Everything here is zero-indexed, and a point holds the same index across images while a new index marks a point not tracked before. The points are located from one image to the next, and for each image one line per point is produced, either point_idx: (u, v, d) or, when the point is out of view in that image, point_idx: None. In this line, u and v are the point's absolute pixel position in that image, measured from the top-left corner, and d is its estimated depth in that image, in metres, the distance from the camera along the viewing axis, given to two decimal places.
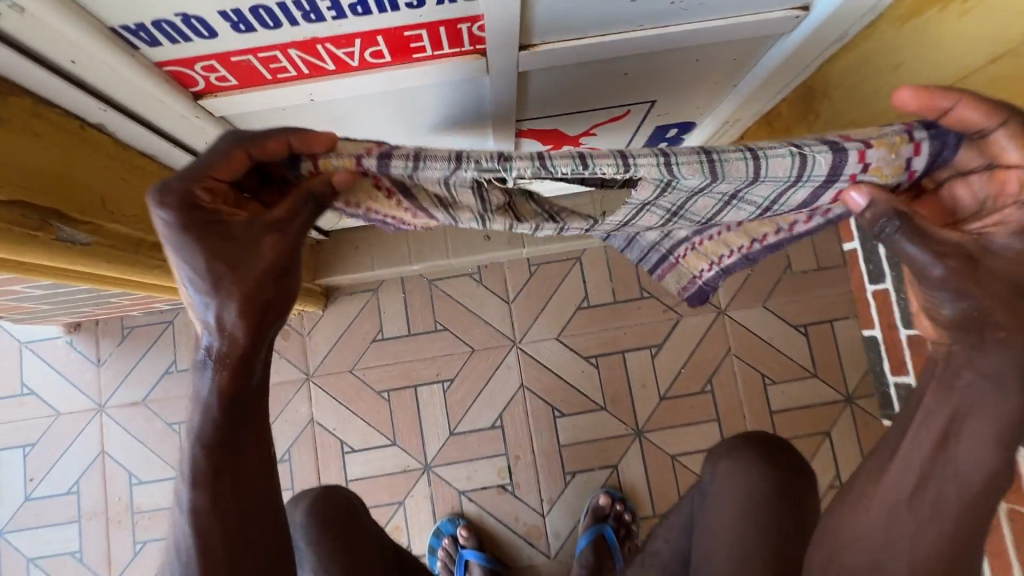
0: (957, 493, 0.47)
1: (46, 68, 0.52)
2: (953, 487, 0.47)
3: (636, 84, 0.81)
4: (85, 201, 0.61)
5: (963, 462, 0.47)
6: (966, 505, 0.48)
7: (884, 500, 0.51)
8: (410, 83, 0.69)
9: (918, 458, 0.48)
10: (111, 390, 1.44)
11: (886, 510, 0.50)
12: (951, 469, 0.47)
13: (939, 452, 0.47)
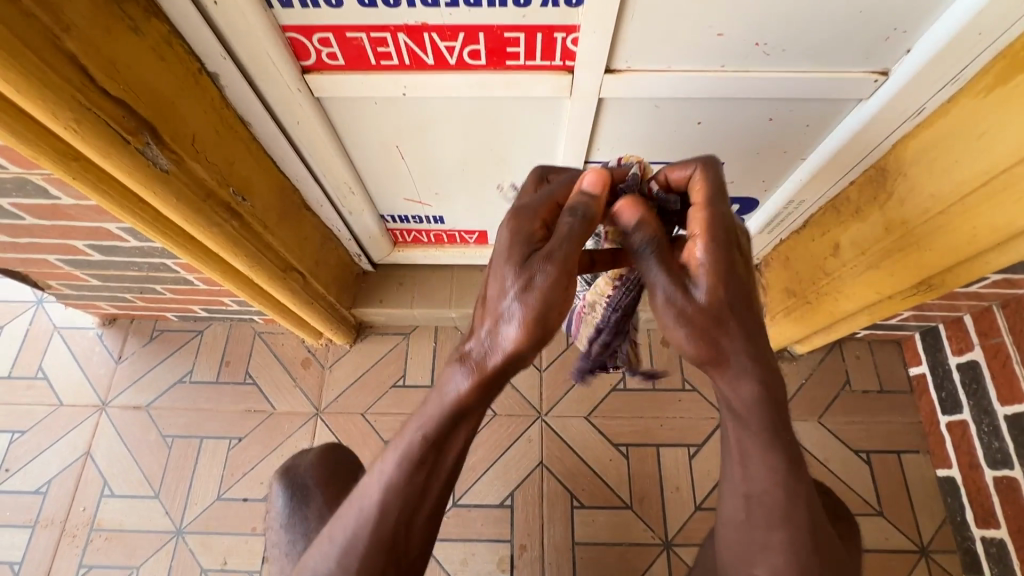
0: (760, 496, 0.60)
1: (211, 36, 0.63)
2: (758, 489, 0.60)
3: (707, 138, 0.85)
4: (179, 132, 0.65)
5: (758, 471, 0.60)
6: (775, 502, 0.60)
7: (734, 501, 0.63)
8: (496, 91, 0.74)
9: (738, 471, 0.62)
10: (118, 390, 1.39)
11: (739, 520, 0.62)
12: (752, 471, 0.61)
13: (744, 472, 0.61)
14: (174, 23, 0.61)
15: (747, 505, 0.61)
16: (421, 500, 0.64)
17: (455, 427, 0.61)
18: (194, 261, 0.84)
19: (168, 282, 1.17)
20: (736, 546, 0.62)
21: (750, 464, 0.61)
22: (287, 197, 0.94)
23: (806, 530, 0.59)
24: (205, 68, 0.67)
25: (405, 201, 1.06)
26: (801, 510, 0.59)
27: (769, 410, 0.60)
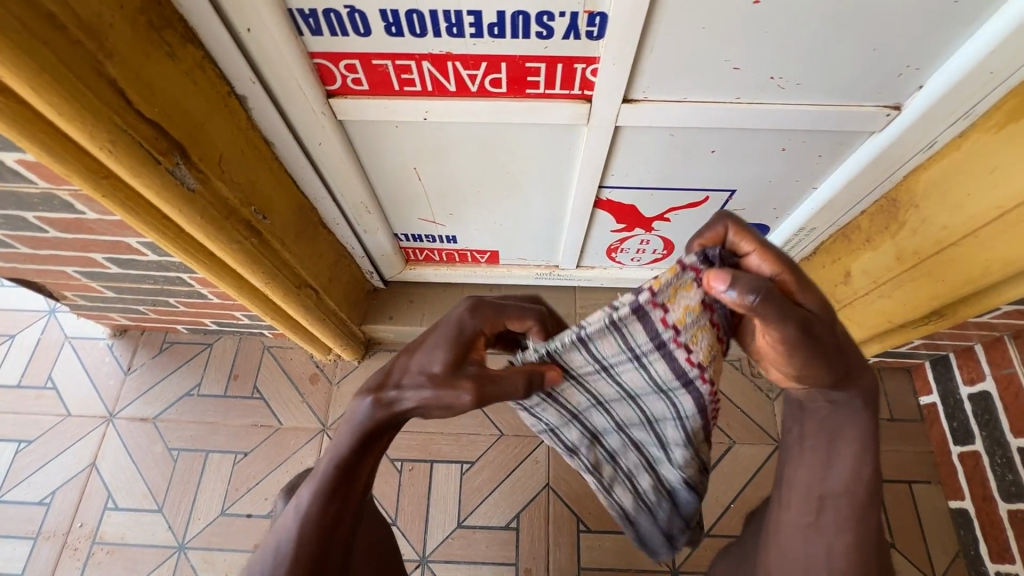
0: (837, 502, 0.57)
1: (242, 61, 0.65)
2: (836, 490, 0.57)
3: (720, 166, 0.86)
4: (207, 152, 0.67)
5: (841, 469, 0.57)
6: (846, 504, 0.57)
7: (807, 510, 0.59)
8: (515, 118, 0.76)
9: (811, 475, 0.59)
10: (126, 401, 1.39)
11: (805, 525, 0.59)
12: (834, 471, 0.58)
13: (822, 480, 0.58)
14: (208, 50, 0.63)
15: (811, 509, 0.59)
16: (341, 527, 0.58)
17: (361, 459, 0.59)
18: (211, 276, 0.85)
19: (181, 295, 1.18)
20: (797, 552, 0.59)
21: (831, 466, 0.58)
22: (305, 216, 0.95)
23: (871, 537, 0.57)
24: (235, 91, 0.69)
25: (420, 220, 1.07)
26: (874, 513, 0.57)
27: (865, 418, 0.56)
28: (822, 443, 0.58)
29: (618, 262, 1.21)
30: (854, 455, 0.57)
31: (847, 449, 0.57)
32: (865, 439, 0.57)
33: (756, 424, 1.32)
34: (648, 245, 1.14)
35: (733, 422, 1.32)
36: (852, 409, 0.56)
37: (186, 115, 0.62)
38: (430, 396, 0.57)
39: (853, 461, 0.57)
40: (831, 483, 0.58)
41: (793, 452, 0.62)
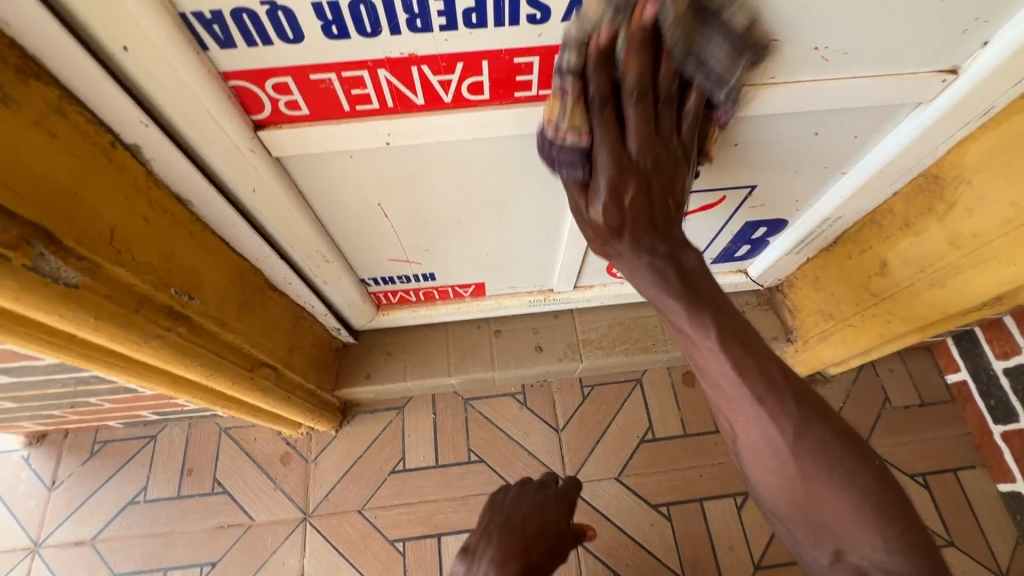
0: (856, 484, 0.57)
1: (124, 100, 0.46)
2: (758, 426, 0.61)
3: (742, 161, 0.73)
4: (90, 230, 0.47)
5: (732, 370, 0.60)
6: (875, 485, 0.57)
7: (821, 492, 0.57)
8: (502, 131, 0.61)
9: (823, 474, 0.57)
10: (54, 524, 1.14)
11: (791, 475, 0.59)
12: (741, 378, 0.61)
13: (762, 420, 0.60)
14: (67, 88, 0.44)
15: (806, 483, 0.58)
16: None
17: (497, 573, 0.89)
18: (126, 378, 0.64)
19: (101, 394, 0.95)
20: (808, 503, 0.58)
21: (824, 454, 0.58)
22: (246, 280, 0.76)
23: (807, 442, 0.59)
24: (123, 142, 0.50)
25: (390, 260, 0.89)
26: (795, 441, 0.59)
27: (844, 431, 0.60)
28: (778, 404, 0.59)
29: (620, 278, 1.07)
30: (840, 443, 0.58)
31: (829, 438, 0.58)
32: (829, 419, 0.60)
33: None
34: None
35: None
36: (823, 416, 0.60)
37: (44, 184, 0.42)
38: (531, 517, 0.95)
39: (849, 453, 0.58)
40: (842, 466, 0.57)
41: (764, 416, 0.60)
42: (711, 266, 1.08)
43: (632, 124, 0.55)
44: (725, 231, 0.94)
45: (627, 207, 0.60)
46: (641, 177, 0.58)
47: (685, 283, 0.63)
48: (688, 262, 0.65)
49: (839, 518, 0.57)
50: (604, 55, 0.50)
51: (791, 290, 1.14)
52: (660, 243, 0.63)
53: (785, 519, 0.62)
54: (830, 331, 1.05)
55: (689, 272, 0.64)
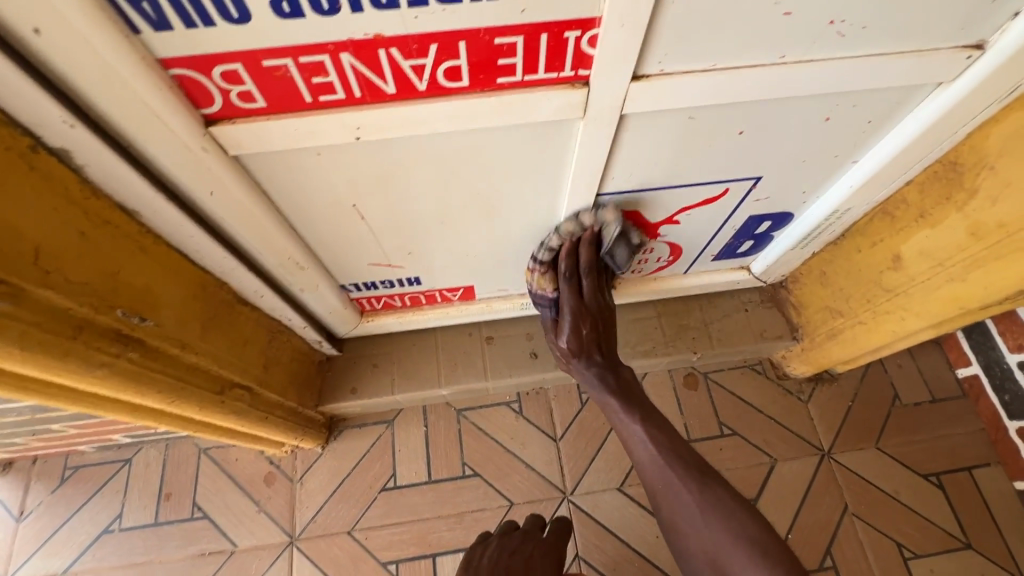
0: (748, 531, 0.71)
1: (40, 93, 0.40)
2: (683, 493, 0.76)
3: (747, 152, 0.68)
4: (7, 248, 0.40)
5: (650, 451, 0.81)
6: (760, 531, 0.71)
7: (717, 536, 0.72)
8: (485, 123, 0.55)
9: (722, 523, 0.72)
10: (22, 557, 1.07)
11: (711, 523, 0.72)
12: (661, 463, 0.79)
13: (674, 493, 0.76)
14: None
15: (714, 536, 0.72)
16: None
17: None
18: (71, 408, 0.57)
19: (63, 420, 0.88)
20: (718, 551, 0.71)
21: (720, 508, 0.73)
22: (211, 293, 0.69)
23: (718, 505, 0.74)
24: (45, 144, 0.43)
25: (371, 265, 0.83)
26: (711, 500, 0.74)
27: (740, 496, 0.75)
28: (678, 469, 0.77)
29: None
30: (730, 499, 0.74)
31: (721, 496, 0.74)
32: (726, 486, 0.76)
33: (795, 435, 1.17)
34: (651, 254, 0.95)
35: (770, 438, 1.16)
36: (719, 481, 0.77)
37: None
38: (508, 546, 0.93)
39: (742, 512, 0.73)
40: (732, 515, 0.72)
41: (691, 501, 0.75)
42: (713, 263, 1.03)
43: (585, 285, 0.83)
44: (728, 226, 0.89)
45: (584, 340, 0.87)
46: (592, 317, 0.85)
47: (622, 389, 0.87)
48: (623, 373, 0.89)
49: (729, 555, 0.70)
50: (569, 253, 0.81)
51: (795, 286, 1.09)
52: (603, 359, 0.88)
53: (692, 570, 0.75)
54: (840, 329, 1.00)
55: (623, 379, 0.88)
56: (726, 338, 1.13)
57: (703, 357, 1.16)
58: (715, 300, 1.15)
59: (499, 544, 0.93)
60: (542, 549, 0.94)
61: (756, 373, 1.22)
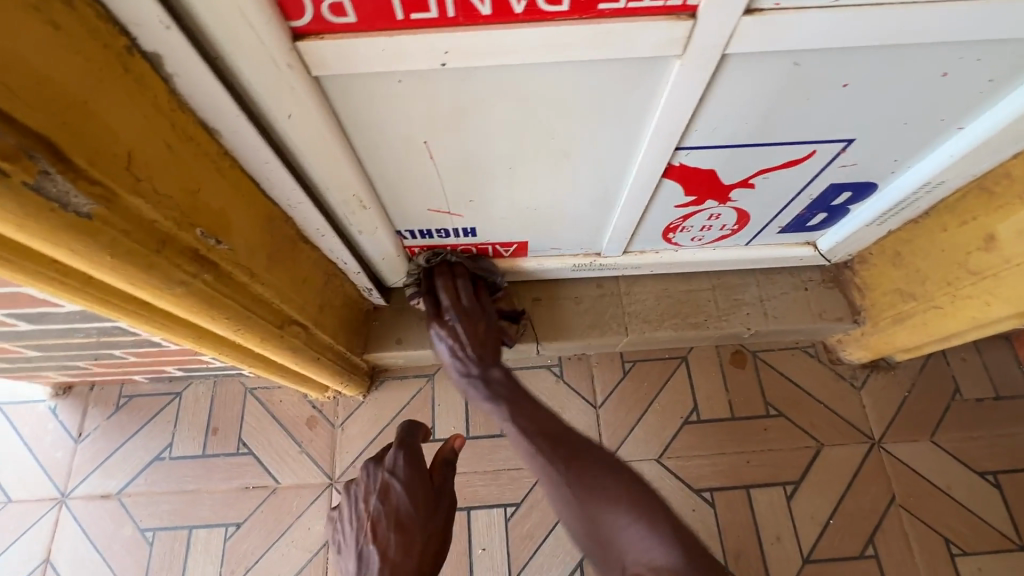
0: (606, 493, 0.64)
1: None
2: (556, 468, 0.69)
3: (847, 108, 0.63)
4: (104, 151, 0.40)
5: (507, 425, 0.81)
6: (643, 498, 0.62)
7: (592, 506, 0.64)
8: (577, 56, 0.52)
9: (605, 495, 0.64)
10: (81, 476, 1.13)
11: (599, 492, 0.64)
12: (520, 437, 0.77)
13: (548, 477, 0.70)
14: None
15: (603, 508, 0.63)
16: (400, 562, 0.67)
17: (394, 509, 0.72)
18: (145, 325, 0.58)
19: (123, 347, 0.90)
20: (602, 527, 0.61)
21: (593, 483, 0.66)
22: (277, 226, 0.69)
23: (608, 474, 0.66)
24: (141, 46, 0.42)
25: (430, 212, 0.82)
26: (589, 466, 0.67)
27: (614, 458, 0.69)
28: (541, 445, 0.74)
29: (675, 244, 0.99)
30: (600, 463, 0.68)
31: (602, 468, 0.67)
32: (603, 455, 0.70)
33: (844, 421, 1.13)
34: (716, 220, 0.91)
35: (818, 422, 1.13)
36: (593, 452, 0.70)
37: (47, 84, 0.35)
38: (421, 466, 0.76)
39: (619, 480, 0.65)
40: (601, 478, 0.66)
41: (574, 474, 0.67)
42: (778, 236, 0.98)
43: (462, 284, 0.94)
44: (804, 195, 0.84)
45: (472, 338, 0.93)
46: (468, 317, 0.93)
47: (490, 392, 0.90)
48: (494, 375, 0.92)
49: (614, 527, 0.61)
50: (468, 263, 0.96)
51: (862, 266, 1.04)
52: (475, 369, 0.93)
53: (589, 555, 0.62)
54: (910, 313, 0.94)
55: (495, 385, 0.91)
56: (781, 316, 1.09)
57: (756, 334, 1.12)
58: (773, 276, 1.11)
59: (416, 465, 0.76)
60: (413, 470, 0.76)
61: (808, 356, 1.18)
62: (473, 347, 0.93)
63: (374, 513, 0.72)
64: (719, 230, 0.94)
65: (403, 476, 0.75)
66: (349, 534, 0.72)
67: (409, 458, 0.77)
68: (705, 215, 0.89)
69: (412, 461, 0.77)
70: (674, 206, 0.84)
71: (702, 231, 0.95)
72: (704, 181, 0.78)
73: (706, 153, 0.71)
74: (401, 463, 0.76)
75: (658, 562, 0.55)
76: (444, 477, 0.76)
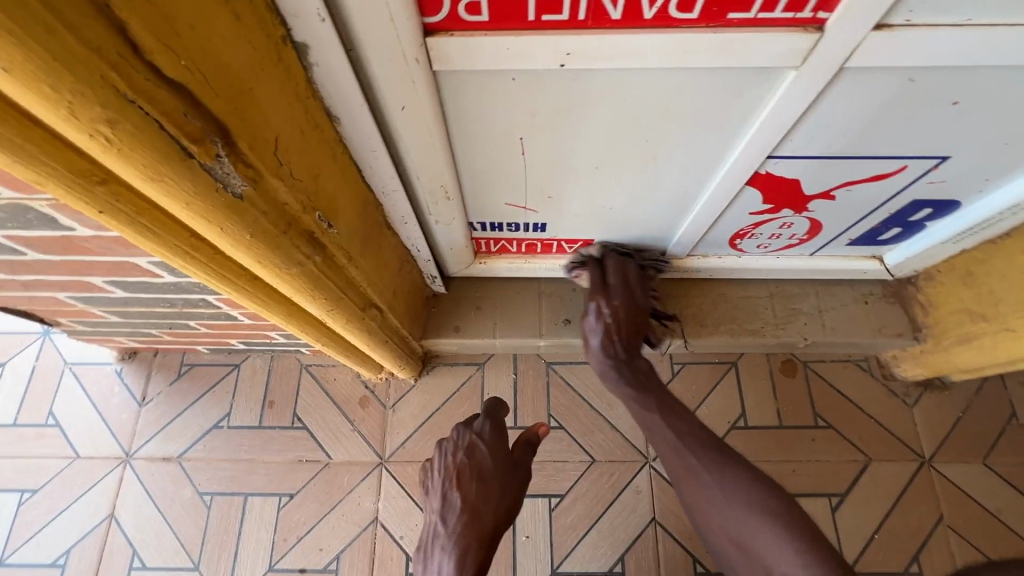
0: (767, 515, 0.71)
1: None
2: (706, 474, 0.77)
3: (950, 126, 0.62)
4: (259, 136, 0.42)
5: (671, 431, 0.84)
6: (790, 512, 0.71)
7: (744, 515, 0.72)
8: (695, 63, 0.52)
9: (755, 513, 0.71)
10: (144, 438, 1.18)
11: (758, 507, 0.72)
12: (664, 433, 0.84)
13: (694, 472, 0.78)
14: None
15: (761, 523, 0.70)
16: (482, 508, 0.84)
17: (477, 469, 0.86)
18: (250, 301, 0.61)
19: (200, 319, 0.94)
20: (750, 540, 0.71)
21: (747, 493, 0.73)
22: (369, 212, 0.71)
23: (760, 489, 0.73)
24: (293, 37, 0.44)
25: (507, 205, 0.83)
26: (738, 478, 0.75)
27: (761, 475, 0.76)
28: (694, 450, 0.80)
29: (740, 250, 0.99)
30: (754, 479, 0.75)
31: (747, 478, 0.75)
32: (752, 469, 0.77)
33: (894, 437, 1.12)
34: (786, 229, 0.91)
35: (867, 437, 1.12)
36: (743, 464, 0.77)
37: (228, 73, 0.37)
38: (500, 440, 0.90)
39: (773, 494, 0.73)
40: (763, 496, 0.72)
41: (729, 484, 0.75)
42: (845, 248, 0.98)
43: (631, 271, 0.97)
44: (883, 209, 0.83)
45: (622, 330, 0.96)
46: (626, 322, 0.96)
47: (637, 381, 0.93)
48: (640, 364, 0.95)
49: (762, 541, 0.69)
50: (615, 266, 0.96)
51: (928, 283, 1.03)
52: (622, 354, 0.96)
53: (720, 554, 0.75)
54: (978, 334, 0.93)
55: (639, 372, 0.94)
56: (839, 329, 1.08)
57: (810, 345, 1.12)
58: (833, 288, 1.10)
59: (499, 437, 0.91)
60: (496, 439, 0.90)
61: (860, 370, 1.17)
62: (622, 336, 0.96)
63: (459, 465, 0.87)
64: (788, 238, 0.94)
65: (488, 443, 0.89)
66: (436, 479, 0.88)
67: (495, 427, 0.92)
68: (778, 224, 0.89)
69: (496, 433, 0.91)
70: (749, 213, 0.84)
71: (770, 239, 0.94)
72: (786, 191, 0.77)
73: (795, 163, 0.71)
74: (488, 429, 0.91)
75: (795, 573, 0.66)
76: (521, 454, 0.91)
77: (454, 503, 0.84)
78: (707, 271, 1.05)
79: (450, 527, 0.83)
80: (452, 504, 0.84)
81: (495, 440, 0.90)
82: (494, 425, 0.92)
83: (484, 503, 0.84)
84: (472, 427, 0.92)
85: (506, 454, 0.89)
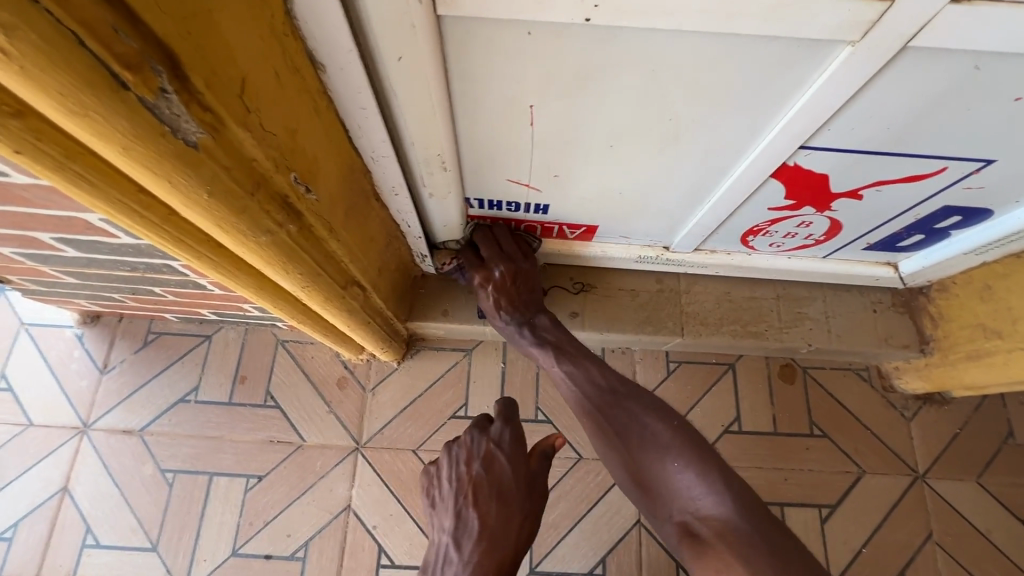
0: (659, 441, 0.73)
1: None
2: (639, 421, 0.76)
3: (1006, 126, 0.57)
4: (219, 74, 0.35)
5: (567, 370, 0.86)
6: (692, 448, 0.70)
7: (683, 475, 0.68)
8: (742, 28, 0.45)
9: (640, 436, 0.75)
10: (104, 409, 1.10)
11: (656, 447, 0.73)
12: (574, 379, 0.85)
13: (592, 406, 0.82)
14: None
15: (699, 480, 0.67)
16: (499, 532, 0.77)
17: (494, 483, 0.80)
18: (214, 272, 0.54)
19: (165, 285, 0.86)
20: (630, 466, 0.75)
21: (638, 424, 0.76)
22: (355, 178, 0.64)
23: (663, 426, 0.74)
24: None
25: (509, 182, 0.76)
26: (674, 422, 0.75)
27: (661, 403, 0.78)
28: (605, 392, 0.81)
29: (751, 247, 0.93)
30: (662, 415, 0.76)
31: (651, 411, 0.77)
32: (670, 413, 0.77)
33: (889, 450, 1.09)
34: (804, 228, 0.85)
35: (862, 448, 1.09)
36: (643, 402, 0.78)
37: None
38: (522, 452, 0.84)
39: (661, 426, 0.74)
40: (660, 428, 0.74)
41: (620, 417, 0.78)
42: (862, 253, 0.93)
43: (501, 232, 0.88)
44: (911, 213, 0.78)
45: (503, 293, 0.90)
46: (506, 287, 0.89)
47: (537, 339, 0.90)
48: (541, 322, 0.92)
49: (668, 473, 0.70)
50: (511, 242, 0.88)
51: (941, 295, 0.98)
52: (518, 314, 0.91)
53: (658, 517, 0.71)
54: (989, 351, 0.89)
55: (542, 333, 0.90)
56: (845, 336, 1.04)
57: (812, 351, 1.07)
58: (842, 294, 1.05)
59: (515, 447, 0.84)
60: (514, 452, 0.84)
61: (861, 380, 1.13)
62: (505, 299, 0.90)
63: (476, 479, 0.81)
64: (804, 238, 0.88)
65: (502, 456, 0.83)
66: (448, 491, 0.82)
67: (514, 436, 0.85)
68: (795, 222, 0.83)
69: (514, 443, 0.84)
70: (767, 208, 0.78)
71: (784, 238, 0.88)
72: (811, 185, 0.71)
73: (826, 155, 0.64)
74: (506, 437, 0.85)
75: (706, 511, 0.64)
76: (542, 466, 0.85)
77: (468, 522, 0.78)
78: (711, 267, 0.99)
79: (464, 547, 0.76)
80: (466, 524, 0.78)
81: (510, 451, 0.84)
82: (512, 434, 0.85)
83: (503, 523, 0.78)
84: (489, 434, 0.85)
85: (527, 466, 0.83)
